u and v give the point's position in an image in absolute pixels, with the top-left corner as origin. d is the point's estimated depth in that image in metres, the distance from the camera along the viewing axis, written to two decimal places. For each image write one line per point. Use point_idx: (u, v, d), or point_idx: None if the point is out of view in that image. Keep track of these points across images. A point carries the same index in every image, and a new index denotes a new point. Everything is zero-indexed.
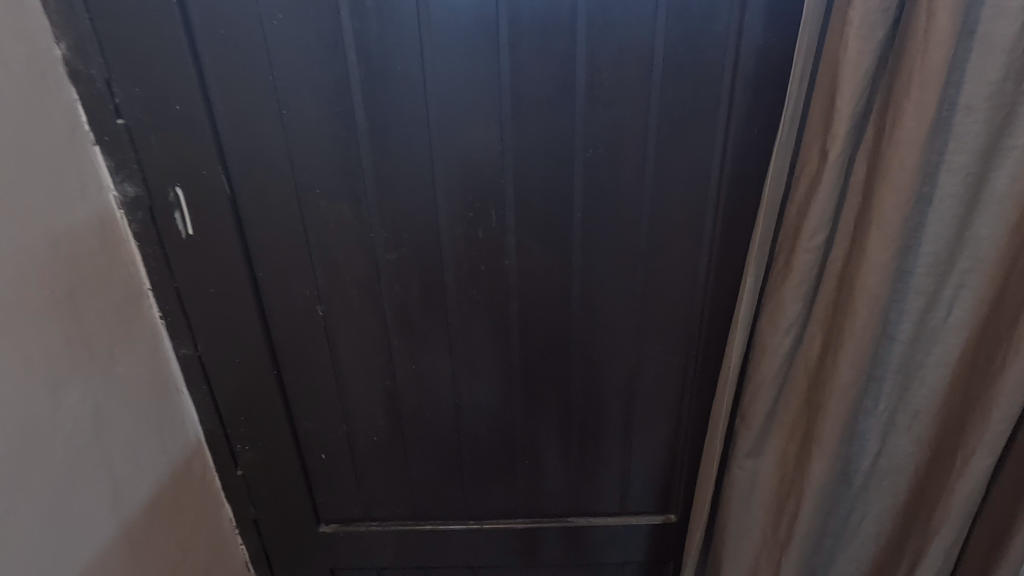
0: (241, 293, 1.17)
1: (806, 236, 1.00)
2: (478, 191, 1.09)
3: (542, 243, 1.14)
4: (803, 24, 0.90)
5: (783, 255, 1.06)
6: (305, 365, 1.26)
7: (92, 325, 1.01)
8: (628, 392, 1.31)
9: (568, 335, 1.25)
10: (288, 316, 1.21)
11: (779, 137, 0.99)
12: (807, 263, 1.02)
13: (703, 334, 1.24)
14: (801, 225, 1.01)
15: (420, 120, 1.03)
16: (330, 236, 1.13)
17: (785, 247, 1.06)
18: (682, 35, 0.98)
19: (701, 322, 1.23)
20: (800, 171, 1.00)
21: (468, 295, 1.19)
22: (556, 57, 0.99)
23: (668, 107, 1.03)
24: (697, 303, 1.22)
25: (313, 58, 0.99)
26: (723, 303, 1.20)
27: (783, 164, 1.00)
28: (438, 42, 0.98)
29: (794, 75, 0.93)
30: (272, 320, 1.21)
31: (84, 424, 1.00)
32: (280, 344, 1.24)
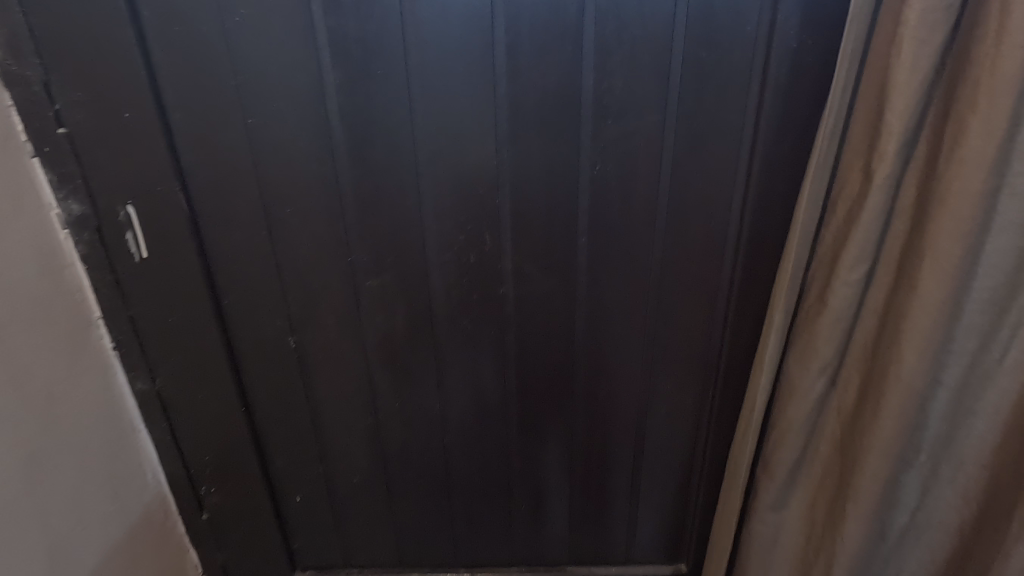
0: (203, 323, 1.04)
1: (845, 267, 0.88)
2: (470, 212, 0.97)
3: (542, 270, 1.02)
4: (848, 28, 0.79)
5: (817, 289, 0.94)
6: (277, 401, 1.13)
7: (24, 364, 0.88)
8: (635, 433, 1.19)
9: (571, 371, 1.12)
10: (257, 348, 1.08)
11: (814, 156, 0.87)
12: (845, 298, 0.90)
13: (722, 372, 1.12)
14: (839, 255, 0.89)
15: (404, 132, 0.91)
16: (304, 260, 1.00)
17: (819, 279, 0.94)
18: (704, 38, 0.86)
19: (719, 359, 1.11)
20: (838, 195, 0.88)
21: (460, 327, 1.06)
22: (560, 62, 0.87)
23: (686, 119, 0.91)
24: (716, 337, 1.09)
25: (281, 60, 0.86)
26: (744, 338, 1.08)
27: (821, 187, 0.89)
28: (425, 44, 0.86)
29: (837, 84, 0.82)
30: (239, 351, 1.08)
31: (12, 479, 0.87)
32: (249, 377, 1.11)
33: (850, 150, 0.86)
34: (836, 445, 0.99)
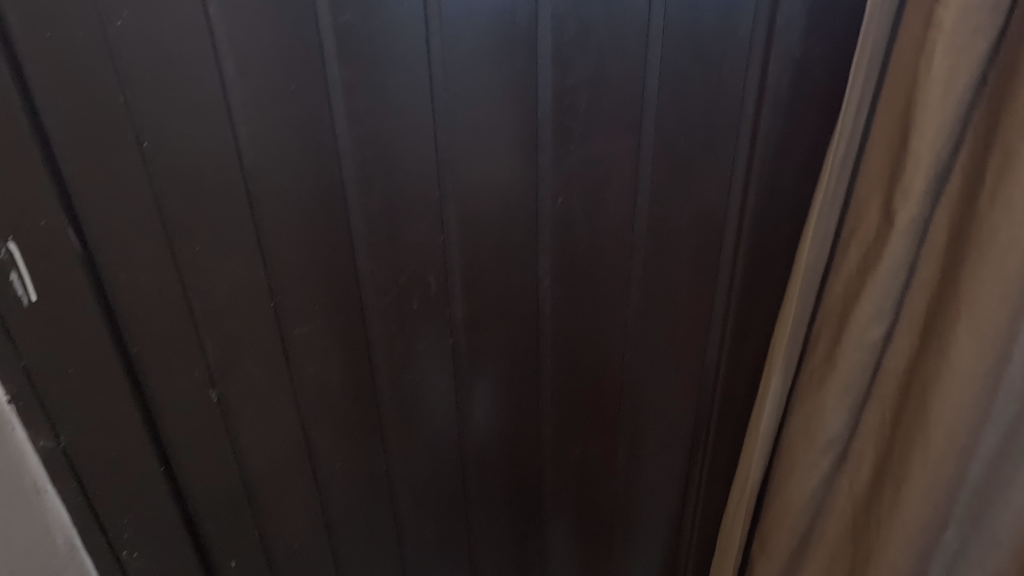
0: (111, 371, 0.89)
1: (855, 326, 0.76)
2: (411, 252, 0.83)
3: (500, 316, 0.88)
4: (863, 37, 0.67)
5: (821, 349, 0.83)
6: (201, 458, 0.99)
7: None
8: (611, 500, 1.04)
9: (537, 430, 0.97)
10: (174, 400, 0.94)
11: (819, 194, 0.76)
12: (854, 363, 0.78)
13: (712, 434, 0.98)
14: (850, 310, 0.77)
15: (328, 158, 0.76)
16: (220, 304, 0.86)
17: (823, 337, 0.83)
18: (688, 45, 0.70)
19: (708, 420, 0.97)
20: (848, 238, 0.75)
21: (405, 379, 0.92)
22: (512, 75, 0.72)
23: (667, 142, 0.76)
24: (704, 395, 0.94)
25: (174, 74, 0.71)
26: (739, 397, 0.95)
27: (829, 229, 0.78)
28: (345, 52, 0.70)
29: (850, 101, 0.70)
30: (155, 403, 0.94)
31: None
32: (167, 432, 0.96)
33: (864, 186, 0.73)
34: (845, 525, 0.87)
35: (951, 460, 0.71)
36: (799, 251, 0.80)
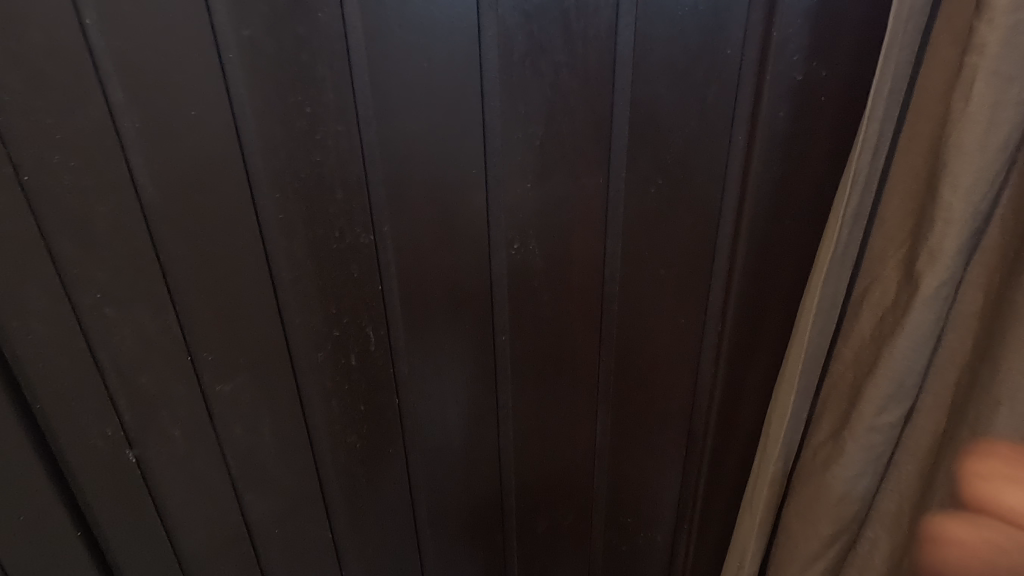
0: (14, 446, 0.69)
1: (865, 404, 0.65)
2: (346, 302, 0.70)
3: (451, 376, 0.75)
4: (881, 62, 0.54)
5: (824, 429, 0.72)
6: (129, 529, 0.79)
7: None
8: (585, 574, 0.92)
9: (500, 499, 0.85)
10: (97, 473, 0.75)
11: (821, 249, 0.65)
12: (865, 448, 0.66)
13: (698, 513, 0.85)
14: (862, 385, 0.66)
15: (238, 194, 0.65)
16: (128, 360, 0.71)
17: (827, 415, 0.71)
18: (666, 65, 0.58)
19: (694, 497, 0.84)
20: (860, 295, 0.65)
21: (346, 442, 0.80)
22: (453, 103, 0.60)
23: (642, 179, 0.63)
24: (693, 468, 0.82)
25: (52, 97, 0.57)
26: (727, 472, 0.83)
27: (835, 291, 0.65)
28: (258, 72, 0.59)
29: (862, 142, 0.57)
30: (73, 479, 0.75)
31: None
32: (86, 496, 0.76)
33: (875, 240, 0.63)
34: None
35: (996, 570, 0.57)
36: (802, 314, 0.68)
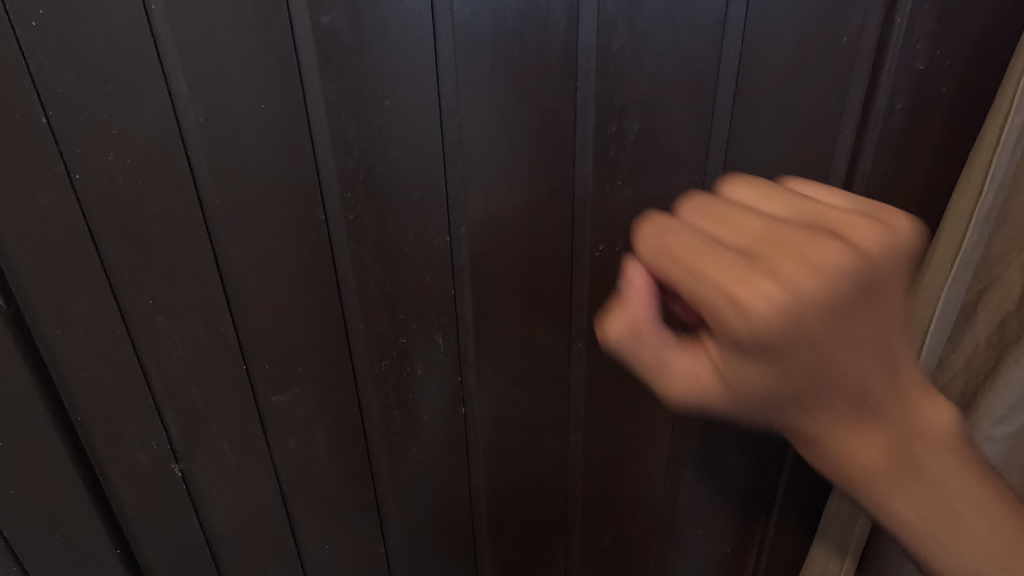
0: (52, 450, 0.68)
1: (980, 418, 0.65)
2: (413, 309, 0.68)
3: (524, 379, 0.74)
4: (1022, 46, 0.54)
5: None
6: (163, 535, 0.77)
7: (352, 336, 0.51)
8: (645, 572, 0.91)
9: (565, 501, 0.84)
10: (141, 482, 0.74)
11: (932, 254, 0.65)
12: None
13: (772, 519, 0.87)
14: (976, 395, 0.66)
15: (308, 193, 0.61)
16: (177, 368, 0.68)
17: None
18: (774, 55, 0.57)
19: (768, 508, 0.86)
20: (975, 300, 0.64)
21: (407, 454, 0.77)
22: (541, 98, 0.59)
23: (742, 175, 0.63)
24: (767, 475, 0.83)
25: (109, 91, 0.54)
26: (807, 480, 0.83)
27: (959, 298, 0.64)
28: (328, 64, 0.55)
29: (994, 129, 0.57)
30: (116, 488, 0.73)
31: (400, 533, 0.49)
32: (119, 503, 0.75)
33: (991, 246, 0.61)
34: None
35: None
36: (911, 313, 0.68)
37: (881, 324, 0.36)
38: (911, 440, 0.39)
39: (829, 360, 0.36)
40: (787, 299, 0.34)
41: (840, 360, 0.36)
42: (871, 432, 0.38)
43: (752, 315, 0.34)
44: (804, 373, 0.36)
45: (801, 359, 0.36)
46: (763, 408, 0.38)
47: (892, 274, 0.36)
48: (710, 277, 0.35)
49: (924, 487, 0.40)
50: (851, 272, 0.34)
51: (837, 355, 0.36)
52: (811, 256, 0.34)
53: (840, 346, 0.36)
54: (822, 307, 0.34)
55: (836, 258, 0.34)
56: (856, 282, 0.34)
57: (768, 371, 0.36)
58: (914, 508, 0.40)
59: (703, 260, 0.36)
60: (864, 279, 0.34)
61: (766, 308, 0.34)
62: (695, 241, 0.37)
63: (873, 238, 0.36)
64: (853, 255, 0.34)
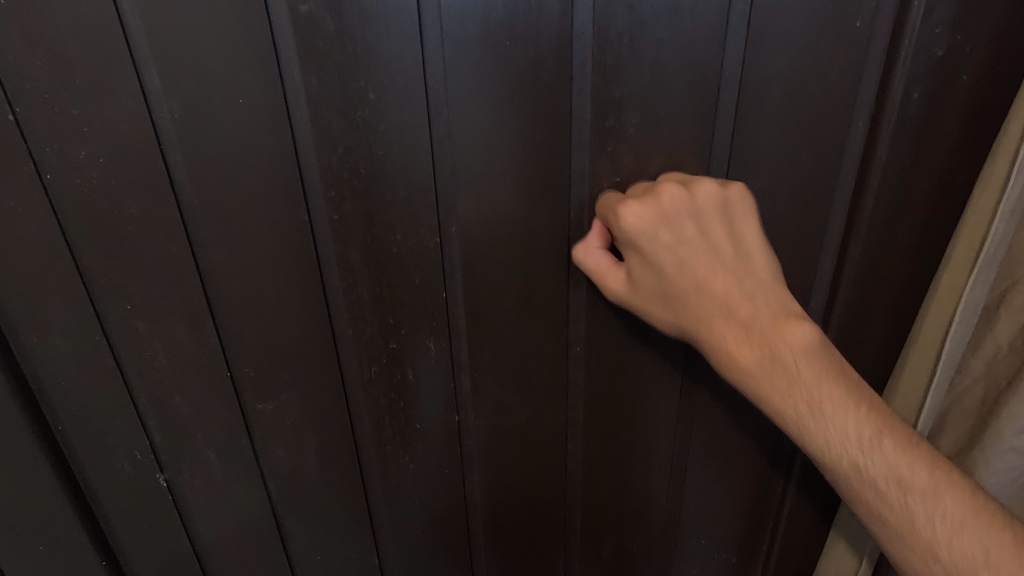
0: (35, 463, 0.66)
1: (1002, 423, 0.62)
2: (403, 313, 0.65)
3: (521, 385, 0.71)
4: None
5: (956, 443, 0.68)
6: (149, 546, 0.75)
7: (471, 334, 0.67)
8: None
9: (564, 509, 0.81)
10: (125, 493, 0.71)
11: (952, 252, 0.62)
12: (999, 473, 0.64)
13: (779, 531, 0.84)
14: (998, 404, 0.63)
15: (291, 192, 0.58)
16: (159, 377, 0.65)
17: (954, 428, 0.68)
18: (783, 41, 0.54)
19: (774, 515, 0.83)
20: (995, 305, 0.61)
21: (399, 461, 0.75)
22: (536, 89, 0.56)
23: (748, 168, 0.60)
24: (775, 483, 0.80)
25: (78, 87, 0.51)
26: (816, 487, 0.80)
27: (979, 301, 0.60)
28: (309, 55, 0.52)
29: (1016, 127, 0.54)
30: (101, 498, 0.71)
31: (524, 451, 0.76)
32: (103, 513, 0.72)
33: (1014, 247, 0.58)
34: None
35: (917, 500, 0.52)
36: (928, 317, 0.65)
37: (722, 239, 0.57)
38: (775, 349, 0.56)
39: (687, 262, 0.57)
40: (645, 212, 0.56)
41: (688, 255, 0.57)
42: (733, 332, 0.57)
43: (626, 227, 0.57)
44: (676, 274, 0.58)
45: (659, 255, 0.58)
46: (663, 299, 0.60)
47: (727, 210, 0.57)
48: (613, 198, 0.59)
49: (792, 383, 0.55)
50: (687, 199, 0.56)
51: (693, 264, 0.57)
52: (659, 195, 0.56)
53: (699, 256, 0.57)
54: (665, 222, 0.56)
55: (673, 193, 0.56)
56: (688, 208, 0.56)
57: (656, 268, 0.59)
58: (790, 404, 0.55)
59: (609, 200, 0.60)
60: (692, 212, 0.56)
61: (634, 218, 0.56)
62: (614, 195, 0.60)
63: (710, 186, 0.56)
64: (682, 191, 0.56)
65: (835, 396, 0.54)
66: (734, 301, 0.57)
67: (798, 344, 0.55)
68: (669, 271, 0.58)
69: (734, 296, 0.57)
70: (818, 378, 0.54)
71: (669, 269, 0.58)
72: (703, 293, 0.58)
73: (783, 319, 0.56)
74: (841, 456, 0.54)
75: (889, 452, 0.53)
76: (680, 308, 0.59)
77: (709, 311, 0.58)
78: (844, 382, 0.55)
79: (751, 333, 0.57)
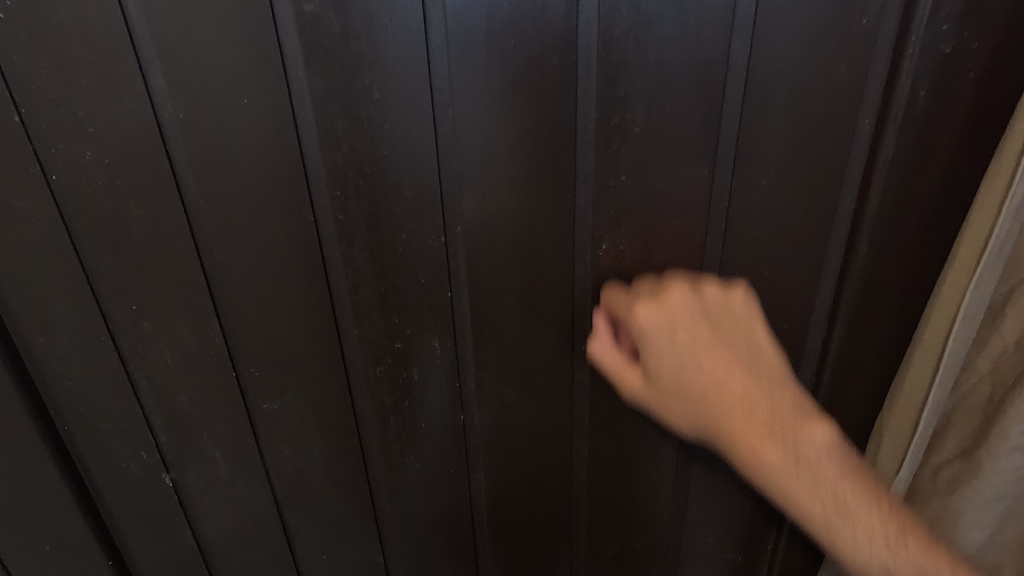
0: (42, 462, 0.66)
1: (1010, 421, 0.62)
2: (408, 313, 0.65)
3: (526, 384, 0.71)
4: None
5: (961, 442, 0.68)
6: (154, 545, 0.75)
7: (478, 333, 0.68)
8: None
9: (568, 509, 0.81)
10: (132, 493, 0.71)
11: (959, 249, 0.62)
12: (1006, 472, 0.64)
13: (785, 531, 0.84)
14: (1004, 402, 0.62)
15: (296, 191, 0.58)
16: (164, 377, 0.65)
17: (959, 426, 0.67)
18: (788, 39, 0.54)
19: (780, 516, 0.82)
20: (1003, 301, 0.61)
21: (404, 461, 0.75)
22: (540, 88, 0.56)
23: (754, 167, 0.60)
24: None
25: (84, 87, 0.51)
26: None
27: (985, 296, 0.60)
28: (314, 54, 0.52)
29: None
30: (107, 499, 0.71)
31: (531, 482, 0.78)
32: (109, 513, 0.72)
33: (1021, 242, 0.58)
34: None
35: None
36: (934, 314, 0.65)
37: (738, 337, 0.58)
38: (799, 446, 0.53)
39: (701, 357, 0.57)
40: (659, 314, 0.59)
41: (704, 357, 0.57)
42: (753, 427, 0.55)
43: (639, 322, 0.60)
44: (694, 378, 0.57)
45: (677, 359, 0.58)
46: (678, 397, 0.58)
47: (733, 307, 0.60)
48: (622, 296, 0.63)
49: (806, 469, 0.53)
50: (696, 304, 0.59)
51: (710, 364, 0.57)
52: (667, 295, 0.60)
53: (717, 365, 0.57)
54: (678, 321, 0.58)
55: (684, 297, 0.59)
56: (695, 313, 0.59)
57: (674, 368, 0.58)
58: (810, 504, 0.52)
59: (617, 298, 0.63)
60: (704, 313, 0.59)
61: (647, 317, 0.59)
62: (619, 294, 0.63)
63: (716, 293, 0.60)
64: (693, 296, 0.59)
65: (858, 494, 0.51)
66: (754, 400, 0.56)
67: (818, 442, 0.53)
68: (687, 371, 0.57)
69: (752, 394, 0.56)
70: (840, 475, 0.52)
71: (688, 371, 0.57)
72: (720, 390, 0.56)
73: (802, 419, 0.54)
74: (869, 556, 0.50)
75: (915, 550, 0.49)
76: (696, 407, 0.57)
77: (727, 407, 0.56)
78: (867, 484, 0.52)
79: (772, 429, 0.54)
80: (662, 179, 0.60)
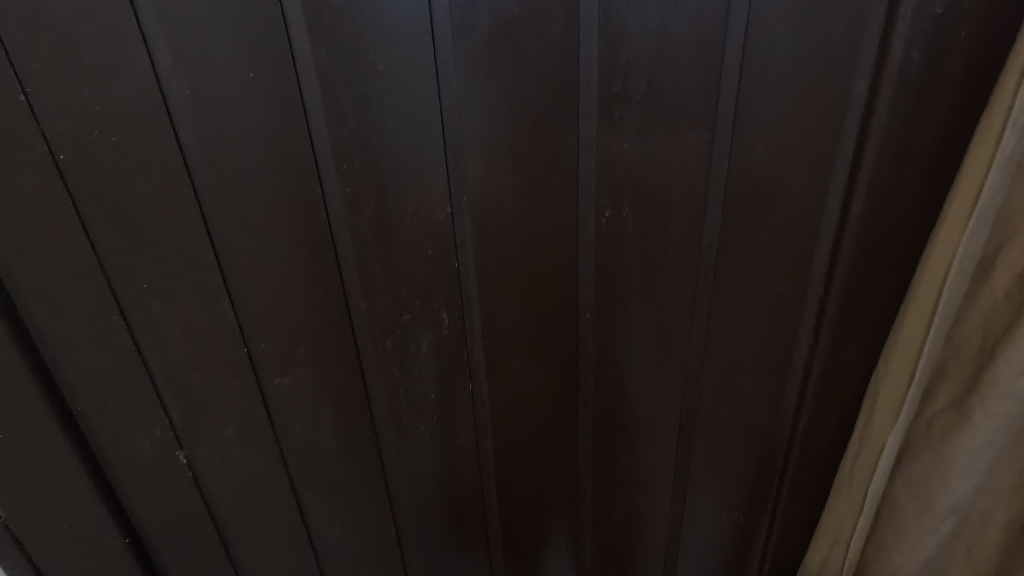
0: (51, 443, 0.64)
1: (999, 371, 0.68)
2: (416, 285, 0.67)
3: (533, 351, 0.73)
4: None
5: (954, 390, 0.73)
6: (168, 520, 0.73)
7: (487, 301, 0.69)
8: (664, 537, 0.89)
9: (575, 471, 0.83)
10: (142, 473, 0.70)
11: (948, 210, 0.66)
12: (996, 416, 0.70)
13: (784, 489, 0.86)
14: (996, 350, 0.68)
15: (301, 165, 0.59)
16: (178, 354, 0.65)
17: (954, 377, 0.73)
18: (785, 4, 0.55)
19: (780, 472, 0.84)
20: (993, 256, 0.66)
21: (412, 429, 0.76)
22: (542, 56, 0.57)
23: (752, 133, 0.61)
24: (779, 444, 0.81)
25: (88, 65, 0.50)
26: (821, 444, 0.83)
27: (976, 250, 0.65)
28: (318, 27, 0.53)
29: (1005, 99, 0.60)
30: (115, 480, 0.69)
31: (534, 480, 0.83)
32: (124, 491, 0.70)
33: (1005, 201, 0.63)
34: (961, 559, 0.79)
35: None
36: (925, 272, 0.69)
37: None
38: None
39: None
40: None
41: None
42: None
43: None
44: None
45: None
46: None
47: None
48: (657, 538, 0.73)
49: None
50: None
51: None
52: None
53: None
54: None
55: None
56: None
57: None
58: None
59: None
60: None
61: None
62: None
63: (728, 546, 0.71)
64: None
65: None
66: None
67: None
68: None
69: None
70: None
71: None
72: None
73: None
74: None
75: None
76: None
77: None
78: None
79: None
80: (663, 146, 0.61)
